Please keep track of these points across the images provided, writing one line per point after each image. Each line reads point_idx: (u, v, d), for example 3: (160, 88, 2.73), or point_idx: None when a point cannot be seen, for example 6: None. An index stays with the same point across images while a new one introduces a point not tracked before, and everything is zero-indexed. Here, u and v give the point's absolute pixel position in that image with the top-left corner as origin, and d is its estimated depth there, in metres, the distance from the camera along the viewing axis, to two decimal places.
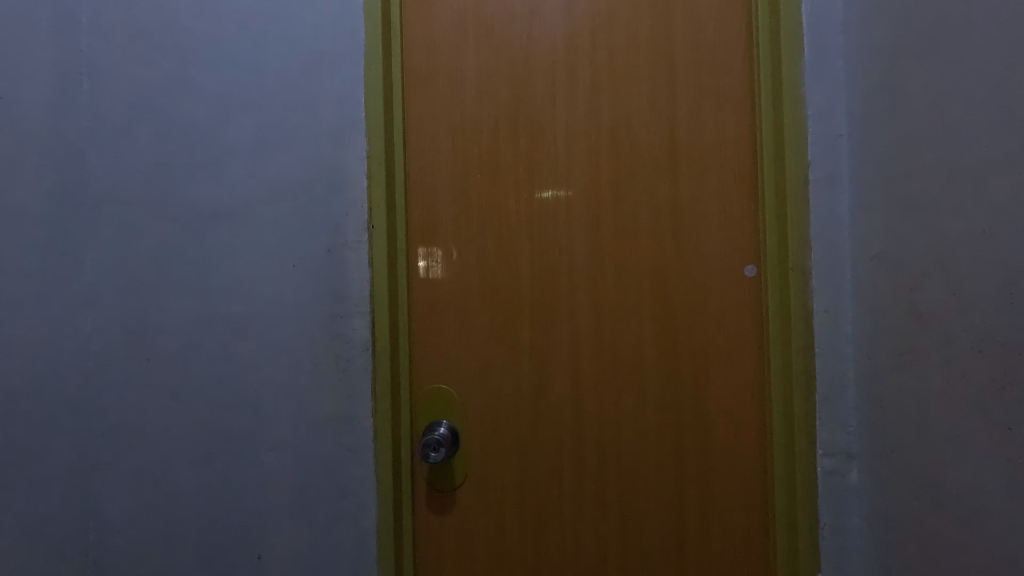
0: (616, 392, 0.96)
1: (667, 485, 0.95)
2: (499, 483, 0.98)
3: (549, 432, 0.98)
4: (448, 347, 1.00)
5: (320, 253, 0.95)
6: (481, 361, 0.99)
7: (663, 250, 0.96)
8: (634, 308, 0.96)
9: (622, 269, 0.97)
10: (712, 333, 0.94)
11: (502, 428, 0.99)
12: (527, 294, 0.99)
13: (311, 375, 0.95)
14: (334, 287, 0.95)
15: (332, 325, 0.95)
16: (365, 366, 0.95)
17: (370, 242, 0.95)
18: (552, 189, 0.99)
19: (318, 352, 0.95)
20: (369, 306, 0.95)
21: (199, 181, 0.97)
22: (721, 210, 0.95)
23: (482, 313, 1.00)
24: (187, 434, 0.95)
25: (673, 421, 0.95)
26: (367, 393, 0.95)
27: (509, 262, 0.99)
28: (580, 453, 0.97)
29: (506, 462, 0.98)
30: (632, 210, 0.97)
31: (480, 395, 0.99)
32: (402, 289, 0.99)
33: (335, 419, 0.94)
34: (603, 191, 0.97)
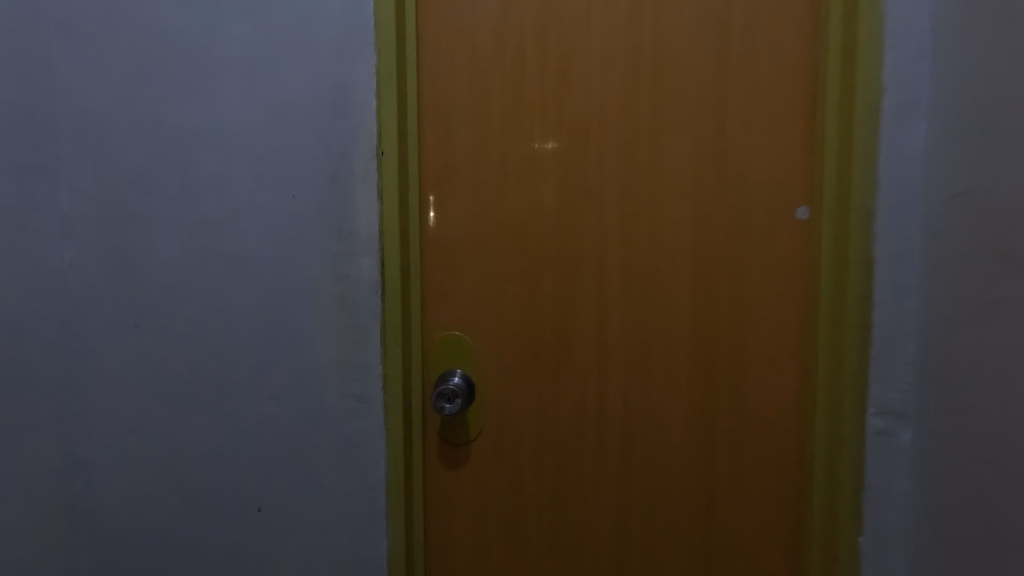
0: (645, 344, 0.89)
1: (699, 443, 0.89)
2: (517, 435, 0.92)
3: (571, 384, 0.91)
4: (464, 292, 0.92)
5: (323, 184, 0.85)
6: (500, 308, 0.91)
7: (705, 190, 0.86)
8: (670, 254, 0.88)
9: (659, 210, 0.87)
10: (754, 281, 0.86)
11: (521, 380, 0.92)
12: (553, 236, 0.90)
13: (314, 318, 0.87)
14: (339, 222, 0.86)
15: (337, 263, 0.86)
16: (374, 311, 0.86)
17: (379, 171, 0.85)
18: (583, 118, 0.88)
19: (321, 293, 0.86)
20: (378, 244, 0.86)
21: (183, 99, 0.86)
22: (773, 145, 0.85)
23: (502, 256, 0.91)
24: (177, 380, 0.88)
25: (707, 376, 0.88)
26: (376, 339, 0.87)
27: (533, 200, 0.90)
28: (605, 407, 0.90)
29: (524, 414, 0.92)
30: (673, 143, 0.86)
31: (498, 344, 0.92)
32: (414, 226, 0.90)
33: (342, 367, 0.87)
34: (641, 121, 0.87)
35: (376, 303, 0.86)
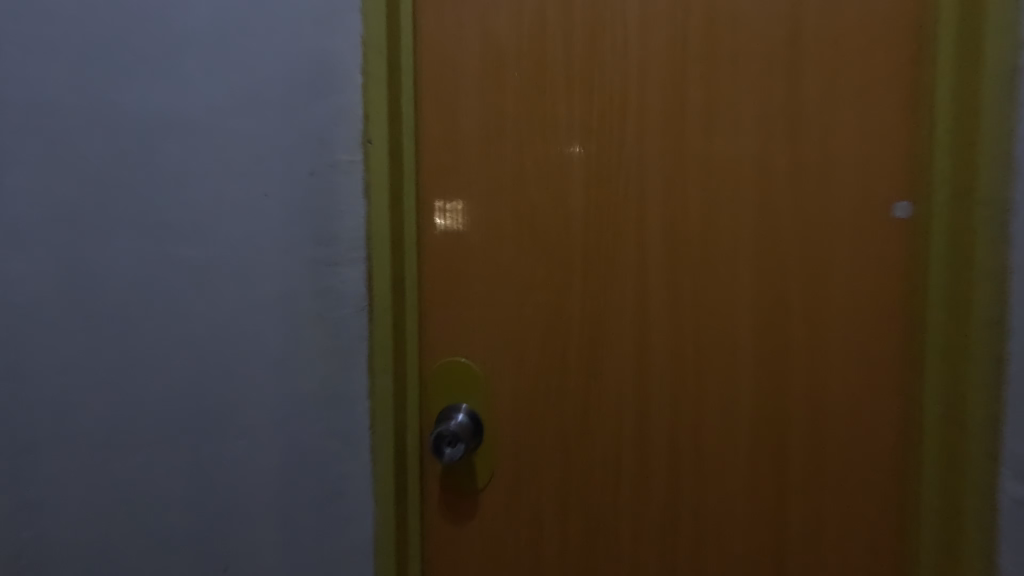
0: (696, 372, 0.72)
1: (763, 498, 0.71)
2: (536, 484, 0.76)
3: (603, 421, 0.74)
4: (472, 310, 0.76)
5: (299, 178, 0.70)
6: (514, 328, 0.75)
7: (770, 183, 0.69)
8: (728, 261, 0.71)
9: (712, 208, 0.71)
10: (836, 295, 0.69)
11: (541, 417, 0.75)
12: (580, 241, 0.73)
13: (288, 342, 0.71)
14: (319, 224, 0.71)
15: (316, 274, 0.71)
16: (361, 333, 0.71)
17: (365, 161, 0.70)
18: (617, 97, 0.72)
19: (297, 311, 0.71)
20: (364, 250, 0.71)
21: (104, 63, 0.67)
22: (862, 125, 0.68)
23: (516, 265, 0.75)
24: (96, 425, 0.68)
25: (775, 412, 0.71)
26: (363, 367, 0.71)
27: (556, 197, 0.73)
28: (646, 449, 0.74)
29: (546, 458, 0.75)
30: (732, 127, 0.70)
31: (512, 372, 0.75)
32: (410, 230, 0.74)
33: (322, 400, 0.72)
34: (690, 99, 0.71)
35: (364, 323, 0.71)
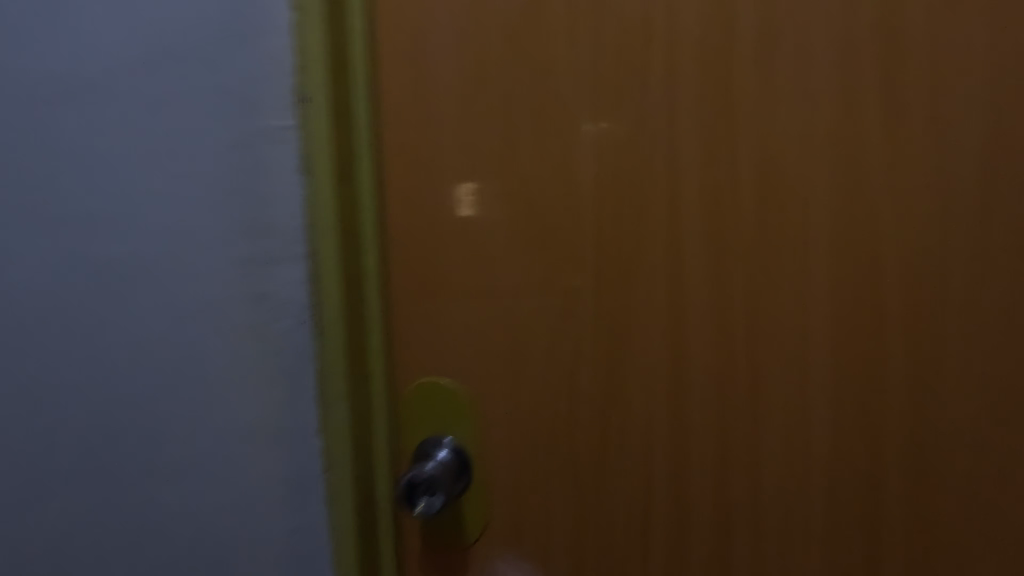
0: (751, 394, 0.54)
1: (849, 558, 0.53)
2: (541, 541, 0.59)
3: (627, 459, 0.57)
4: (454, 316, 0.59)
5: (224, 153, 0.55)
6: (508, 340, 0.58)
7: (854, 139, 0.50)
8: (797, 245, 0.52)
9: (772, 176, 0.52)
10: (956, 287, 0.50)
11: (544, 451, 0.58)
12: (596, 226, 0.56)
13: (223, 362, 0.56)
14: (248, 211, 0.55)
15: (247, 275, 0.55)
16: (307, 350, 0.56)
17: (303, 130, 0.54)
18: (639, 28, 0.53)
19: (230, 323, 0.56)
20: (307, 244, 0.55)
21: (18, 29, 0.57)
22: (993, 51, 0.48)
23: (509, 259, 0.57)
24: (32, 453, 0.60)
25: (867, 446, 0.52)
26: (312, 393, 0.56)
27: (562, 169, 0.56)
28: (685, 496, 0.56)
29: (553, 506, 0.59)
30: (800, 63, 0.51)
31: (506, 397, 0.59)
32: (366, 216, 0.57)
33: (266, 435, 0.56)
34: (743, 24, 0.52)
35: (310, 337, 0.55)
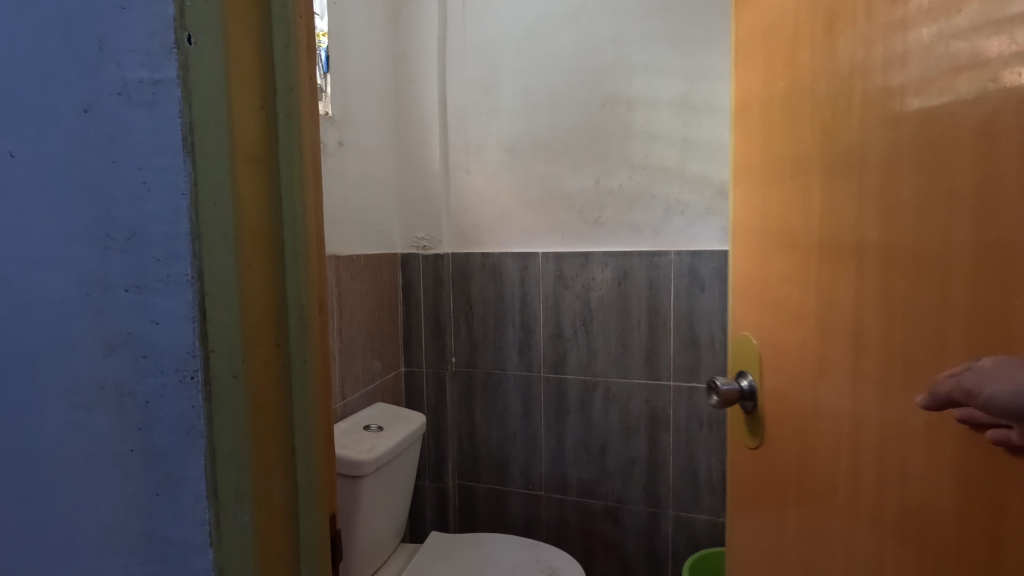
0: (835, 347, 0.61)
1: (933, 463, 0.48)
2: (784, 385, 0.71)
3: (790, 355, 0.70)
4: (763, 248, 0.76)
5: (69, 120, 0.36)
6: (748, 258, 0.80)
7: (1004, 92, 0.41)
8: (859, 215, 0.57)
9: (835, 176, 0.60)
10: (948, 276, 0.46)
11: (781, 378, 0.72)
12: (811, 174, 0.64)
13: (77, 432, 0.38)
14: (108, 212, 0.36)
15: (104, 308, 0.36)
16: (192, 426, 0.36)
17: (183, 87, 0.34)
18: (783, 94, 0.70)
19: (84, 378, 0.37)
20: (191, 264, 0.35)
21: None
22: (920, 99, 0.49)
23: (747, 211, 0.80)
24: None
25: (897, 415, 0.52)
26: (199, 487, 0.36)
27: (772, 156, 0.73)
28: (825, 401, 0.63)
29: (782, 368, 0.72)
30: (943, 22, 0.46)
31: (746, 312, 0.81)
32: (292, 222, 0.38)
33: (135, 542, 0.38)
34: (806, 66, 0.65)
35: (195, 405, 0.36)
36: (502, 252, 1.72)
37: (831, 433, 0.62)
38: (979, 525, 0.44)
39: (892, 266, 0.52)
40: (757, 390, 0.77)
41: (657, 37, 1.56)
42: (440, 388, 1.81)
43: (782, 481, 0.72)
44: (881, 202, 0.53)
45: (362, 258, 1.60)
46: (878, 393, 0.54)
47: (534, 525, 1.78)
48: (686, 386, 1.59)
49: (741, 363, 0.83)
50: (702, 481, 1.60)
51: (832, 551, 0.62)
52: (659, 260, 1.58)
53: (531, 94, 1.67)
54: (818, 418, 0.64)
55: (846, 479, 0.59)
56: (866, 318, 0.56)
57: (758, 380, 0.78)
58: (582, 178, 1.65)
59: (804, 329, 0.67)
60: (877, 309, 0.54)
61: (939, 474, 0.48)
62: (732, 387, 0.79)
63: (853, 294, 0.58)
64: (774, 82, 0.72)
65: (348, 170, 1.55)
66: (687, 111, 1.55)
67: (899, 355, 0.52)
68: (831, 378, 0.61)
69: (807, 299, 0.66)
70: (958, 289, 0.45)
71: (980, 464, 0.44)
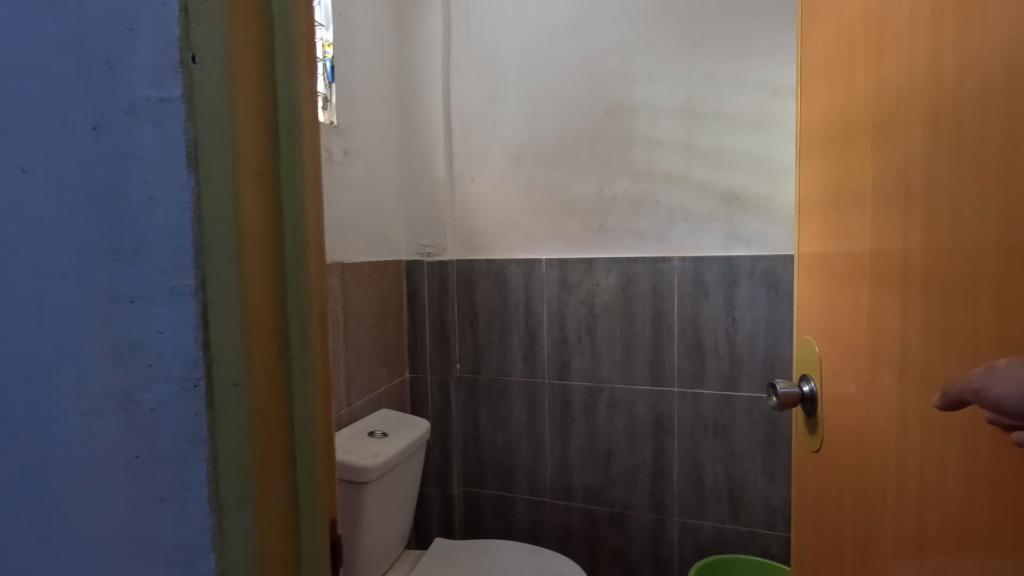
0: (881, 358, 0.59)
1: (971, 464, 0.46)
2: (838, 393, 0.69)
3: (843, 365, 0.68)
4: (820, 255, 0.74)
5: (80, 136, 0.37)
6: (807, 266, 0.78)
7: (1022, 100, 0.40)
8: (902, 221, 0.55)
9: (880, 184, 0.59)
10: (983, 282, 0.44)
11: (841, 389, 0.68)
12: (860, 184, 0.63)
13: (88, 438, 0.39)
14: (117, 225, 0.37)
15: (113, 318, 0.37)
16: (195, 433, 0.37)
17: (190, 104, 0.35)
18: (836, 105, 0.69)
19: (93, 385, 0.38)
20: (197, 275, 0.36)
21: None
22: (953, 105, 0.48)
23: (808, 220, 0.78)
24: None
25: (937, 420, 0.51)
26: (202, 492, 0.37)
27: (828, 169, 0.71)
28: (872, 409, 0.61)
29: (837, 376, 0.69)
30: (976, 27, 0.45)
31: (809, 323, 0.79)
32: (294, 235, 0.39)
33: (140, 545, 0.39)
34: (858, 72, 0.64)
35: (200, 413, 0.37)
36: (506, 258, 1.74)
37: (878, 455, 0.60)
38: (1007, 546, 0.42)
39: (932, 274, 0.50)
40: (818, 394, 0.74)
41: (660, 46, 1.57)
42: (444, 394, 1.82)
43: (839, 490, 0.69)
44: (924, 213, 0.51)
45: (367, 265, 1.61)
46: (921, 401, 0.53)
47: (540, 532, 1.78)
48: (690, 393, 1.59)
49: (804, 367, 0.80)
50: (707, 488, 1.59)
51: (883, 559, 0.59)
52: (663, 266, 1.59)
53: (536, 102, 1.69)
54: (868, 439, 0.62)
55: (893, 501, 0.57)
56: (909, 330, 0.54)
57: (820, 384, 0.75)
58: (587, 184, 1.66)
59: (857, 343, 0.64)
60: (919, 320, 0.53)
61: (973, 476, 0.46)
62: (793, 390, 0.76)
63: (899, 307, 0.56)
64: (832, 89, 0.70)
65: (354, 178, 1.57)
66: (690, 118, 1.56)
67: (939, 367, 0.50)
68: (881, 392, 0.59)
69: (860, 312, 0.63)
70: (988, 296, 0.44)
71: (1009, 464, 0.42)
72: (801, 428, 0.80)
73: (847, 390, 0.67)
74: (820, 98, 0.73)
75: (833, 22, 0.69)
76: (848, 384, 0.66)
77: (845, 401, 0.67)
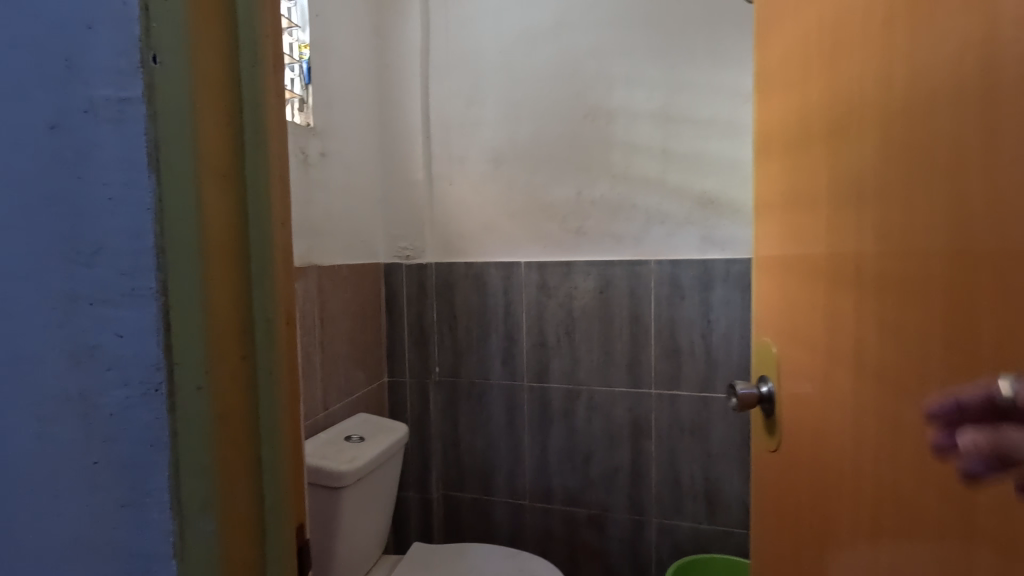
0: (837, 357, 0.61)
1: (924, 460, 0.48)
2: (796, 393, 0.71)
3: (801, 364, 0.69)
4: (777, 256, 0.75)
5: (37, 137, 0.36)
6: (766, 269, 0.80)
7: (969, 111, 0.42)
8: (856, 224, 0.56)
9: (833, 189, 0.61)
10: (932, 284, 0.46)
11: (799, 388, 0.69)
12: (816, 189, 0.64)
13: (44, 444, 0.38)
14: (76, 227, 0.36)
15: (72, 321, 0.37)
16: (156, 438, 0.36)
17: (149, 104, 0.35)
18: (792, 112, 0.70)
19: (49, 390, 0.37)
20: (157, 278, 0.35)
21: None
22: (901, 113, 0.50)
23: (765, 223, 0.80)
24: None
25: (889, 417, 0.52)
26: (163, 499, 0.37)
27: (785, 173, 0.73)
28: (829, 408, 0.62)
29: (795, 376, 0.71)
30: (925, 37, 0.47)
31: (767, 325, 0.81)
32: (259, 237, 0.39)
33: (101, 553, 0.38)
34: (812, 80, 0.65)
35: (161, 417, 0.36)
36: (485, 261, 1.74)
37: (835, 454, 0.61)
38: (955, 541, 0.44)
39: (884, 275, 0.52)
40: (775, 395, 0.76)
41: (637, 52, 1.58)
42: (423, 398, 1.81)
43: (798, 488, 0.70)
44: (877, 216, 0.53)
45: (345, 268, 1.60)
46: (873, 399, 0.54)
47: (519, 535, 1.78)
48: (667, 394, 1.60)
49: (762, 368, 0.82)
50: (685, 489, 1.61)
51: (840, 553, 0.60)
52: (640, 269, 1.61)
53: (515, 106, 1.69)
54: (825, 438, 0.63)
55: (849, 498, 0.58)
56: (863, 330, 0.56)
57: (777, 385, 0.77)
58: (566, 188, 1.67)
59: (814, 344, 0.66)
60: (872, 321, 0.54)
61: (924, 470, 0.48)
62: (751, 391, 0.78)
63: (853, 308, 0.57)
64: (788, 95, 0.72)
65: (331, 181, 1.56)
66: (665, 122, 1.58)
67: (891, 366, 0.51)
68: (837, 391, 0.60)
69: (817, 313, 0.65)
70: (937, 297, 0.45)
71: (955, 459, 0.44)
72: (760, 429, 0.82)
73: (803, 390, 0.68)
74: (776, 106, 0.75)
75: (790, 29, 0.71)
76: (805, 382, 0.68)
77: (801, 400, 0.69)
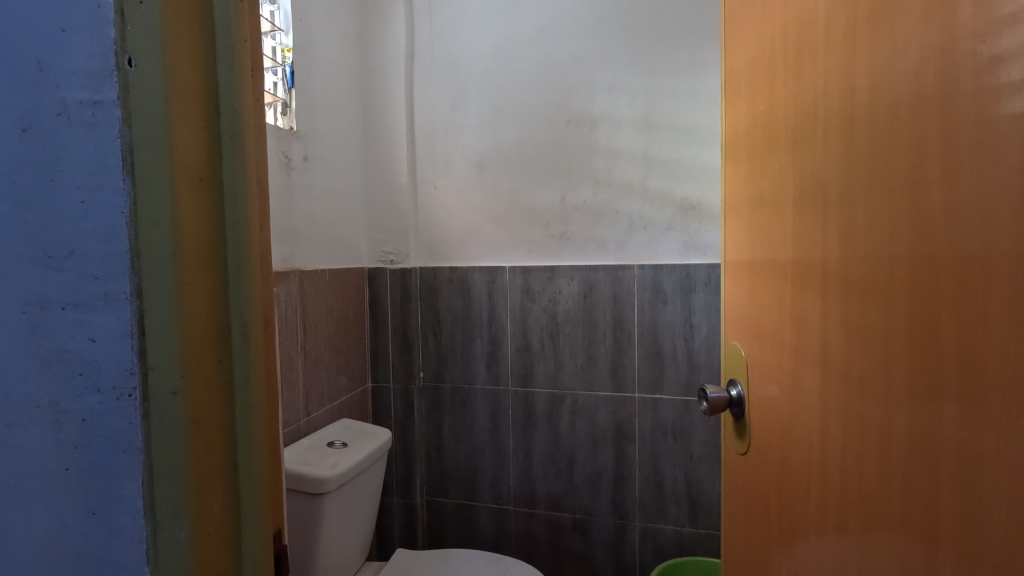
0: (804, 359, 0.62)
1: (887, 462, 0.49)
2: (765, 397, 0.72)
3: (769, 367, 0.70)
4: (745, 260, 0.76)
5: (7, 141, 0.36)
6: (733, 272, 0.81)
7: (930, 122, 0.43)
8: (820, 228, 0.58)
9: (799, 194, 0.62)
10: (895, 288, 0.47)
11: (766, 391, 0.71)
12: (782, 194, 0.65)
13: (13, 451, 0.37)
14: (47, 231, 0.36)
15: (42, 326, 0.36)
16: (129, 444, 0.36)
17: (124, 108, 0.34)
18: (759, 118, 0.72)
19: (18, 396, 0.37)
20: (131, 281, 0.35)
21: None
22: (865, 122, 0.51)
23: (733, 227, 0.81)
24: None
25: (855, 417, 0.53)
26: (135, 506, 0.36)
27: (751, 177, 0.74)
28: (796, 409, 0.63)
29: (763, 380, 0.72)
30: (886, 48, 0.48)
31: (735, 328, 0.82)
32: (236, 241, 0.39)
33: (71, 561, 0.38)
34: (777, 87, 0.67)
35: (135, 423, 0.36)
36: (469, 266, 1.74)
37: (802, 456, 0.62)
38: (919, 539, 0.45)
39: (849, 279, 0.53)
40: (744, 398, 0.77)
41: (619, 59, 1.60)
42: (407, 403, 1.80)
43: (766, 491, 0.71)
44: (841, 220, 0.54)
45: (328, 273, 1.59)
46: (838, 401, 0.56)
47: (504, 540, 1.77)
48: (650, 398, 1.62)
49: (731, 372, 0.83)
50: (668, 492, 1.62)
51: (807, 555, 0.61)
52: (623, 274, 1.62)
53: (499, 111, 1.70)
54: (792, 440, 0.64)
55: (816, 499, 0.59)
56: (828, 332, 0.57)
57: (746, 388, 0.78)
58: (549, 194, 1.68)
59: (781, 346, 0.67)
60: (837, 323, 0.55)
61: (887, 471, 0.49)
62: (721, 394, 0.79)
63: (819, 311, 0.58)
64: (754, 101, 0.73)
65: (314, 185, 1.55)
66: (648, 129, 1.59)
67: (856, 368, 0.53)
68: (804, 393, 0.62)
69: (784, 317, 0.66)
70: (900, 301, 0.46)
71: (917, 460, 0.45)
72: (731, 433, 0.83)
73: (772, 392, 0.69)
74: (743, 112, 0.77)
75: (756, 37, 0.72)
76: (773, 385, 0.69)
77: (770, 403, 0.70)
